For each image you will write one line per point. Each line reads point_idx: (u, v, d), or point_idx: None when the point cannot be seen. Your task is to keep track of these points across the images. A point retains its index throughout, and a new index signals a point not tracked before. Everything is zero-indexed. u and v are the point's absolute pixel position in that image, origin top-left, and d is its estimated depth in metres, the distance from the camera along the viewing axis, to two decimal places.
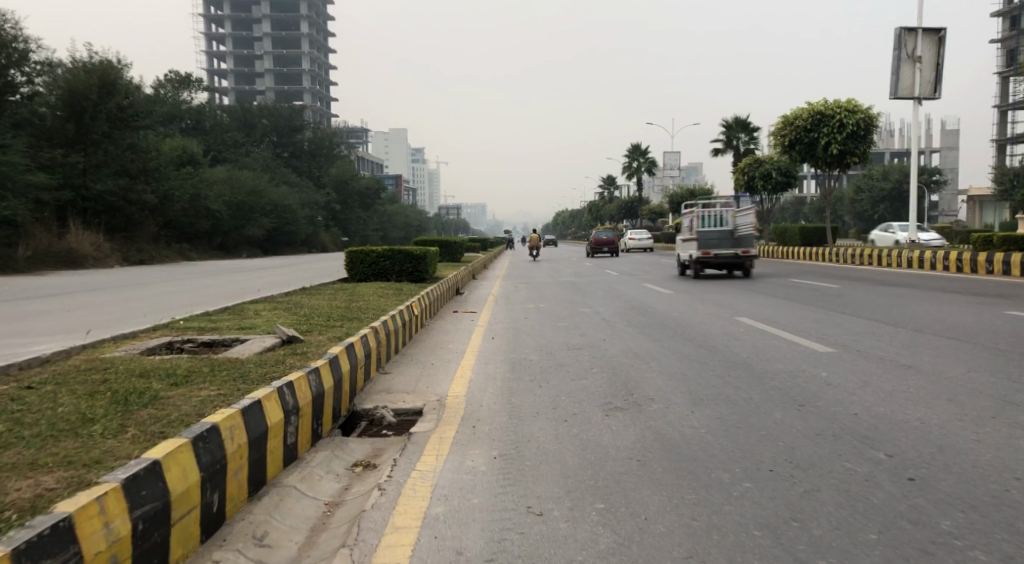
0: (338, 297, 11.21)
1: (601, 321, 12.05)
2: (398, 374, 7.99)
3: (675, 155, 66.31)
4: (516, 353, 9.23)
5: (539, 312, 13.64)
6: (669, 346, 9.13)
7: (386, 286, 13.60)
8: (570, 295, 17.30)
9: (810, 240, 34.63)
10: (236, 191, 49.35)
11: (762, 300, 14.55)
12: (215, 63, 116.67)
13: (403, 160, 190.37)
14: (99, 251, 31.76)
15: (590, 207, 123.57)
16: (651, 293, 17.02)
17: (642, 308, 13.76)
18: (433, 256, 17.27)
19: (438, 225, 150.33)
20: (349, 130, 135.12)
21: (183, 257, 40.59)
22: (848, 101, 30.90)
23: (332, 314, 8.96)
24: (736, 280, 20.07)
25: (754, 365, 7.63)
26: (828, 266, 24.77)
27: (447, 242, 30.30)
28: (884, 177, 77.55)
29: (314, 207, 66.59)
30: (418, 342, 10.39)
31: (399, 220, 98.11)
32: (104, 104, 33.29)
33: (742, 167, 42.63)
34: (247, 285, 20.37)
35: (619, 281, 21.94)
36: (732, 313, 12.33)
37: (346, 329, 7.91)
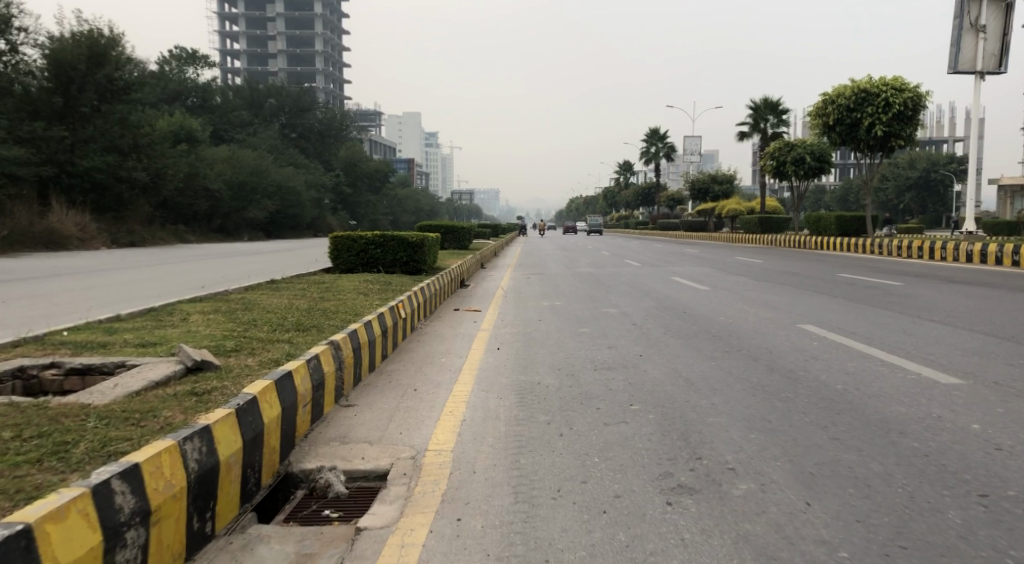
0: (306, 294, 9.04)
1: (632, 327, 9.76)
2: (364, 409, 5.83)
3: (695, 139, 63.54)
4: (525, 375, 7.03)
5: (556, 313, 11.42)
6: (728, 370, 6.86)
7: (373, 279, 11.44)
8: (590, 289, 15.03)
9: (847, 230, 32.08)
10: (238, 171, 47.25)
11: (820, 301, 12.22)
12: (227, 44, 114.66)
13: (416, 145, 187.79)
14: (85, 232, 29.87)
15: (605, 195, 120.78)
16: (685, 289, 14.66)
17: (679, 308, 11.48)
18: (433, 243, 15.09)
19: (451, 209, 147.73)
20: (362, 114, 133.38)
21: (179, 239, 38.68)
22: (894, 77, 28.31)
23: (282, 321, 6.80)
24: (778, 274, 17.70)
25: (864, 406, 5.35)
26: (873, 259, 22.36)
27: (454, 228, 28.16)
28: (911, 165, 74.56)
29: (323, 189, 64.30)
30: (403, 353, 8.25)
31: (410, 204, 96.00)
32: (93, 75, 31.31)
33: (771, 152, 39.96)
34: (229, 272, 18.34)
35: (643, 273, 19.63)
36: (792, 319, 10.02)
37: (290, 346, 5.75)
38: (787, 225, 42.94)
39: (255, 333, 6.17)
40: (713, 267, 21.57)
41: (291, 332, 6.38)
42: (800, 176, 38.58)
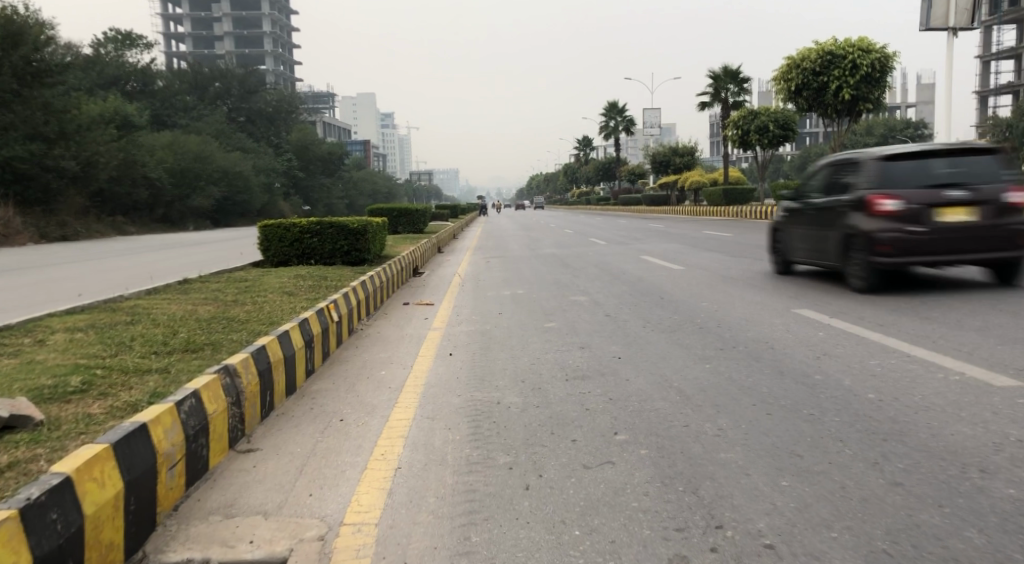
0: (218, 297, 7.48)
1: (606, 319, 8.53)
2: (269, 458, 4.39)
3: (656, 112, 62.60)
4: (483, 391, 5.72)
5: (519, 304, 10.14)
6: (729, 376, 5.67)
7: (307, 273, 9.90)
8: (555, 274, 13.75)
9: None
10: (180, 157, 44.60)
11: (809, 279, 11.21)
12: (171, 27, 108.41)
13: (372, 128, 183.38)
14: (10, 228, 26.96)
15: (566, 171, 119.33)
16: (658, 270, 13.49)
17: (656, 294, 10.29)
18: (379, 228, 13.60)
19: (409, 191, 144.74)
20: (315, 97, 129.22)
21: (117, 231, 35.90)
22: (860, 39, 27.69)
23: (166, 340, 5.22)
24: (752, 249, 16.77)
25: (913, 427, 4.18)
26: None
27: (407, 210, 26.50)
28: (868, 132, 74.99)
29: (273, 174, 61.57)
30: (336, 365, 6.83)
31: (366, 188, 93.14)
32: (9, 56, 28.35)
33: (734, 121, 39.07)
34: (158, 269, 16.38)
35: (611, 252, 18.42)
36: (786, 304, 8.92)
37: (160, 380, 4.21)
38: (752, 196, 42.39)
39: (120, 360, 4.58)
40: (682, 243, 20.57)
41: (172, 356, 4.83)
42: (765, 145, 37.93)
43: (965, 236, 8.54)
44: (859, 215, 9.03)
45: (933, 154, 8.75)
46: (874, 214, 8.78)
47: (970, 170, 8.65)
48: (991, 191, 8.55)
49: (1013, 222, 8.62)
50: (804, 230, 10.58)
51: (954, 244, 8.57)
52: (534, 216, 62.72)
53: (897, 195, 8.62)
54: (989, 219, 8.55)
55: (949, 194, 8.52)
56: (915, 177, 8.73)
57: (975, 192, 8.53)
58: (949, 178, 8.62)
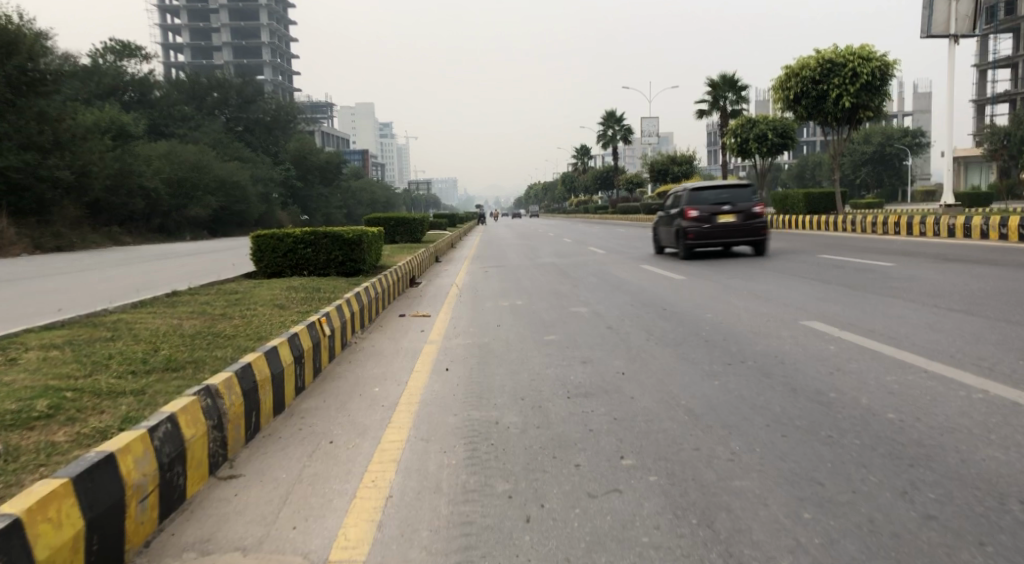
0: (205, 311, 7.20)
1: (608, 331, 8.28)
2: (251, 485, 4.07)
3: (654, 120, 62.54)
4: (481, 410, 5.46)
5: (518, 316, 9.88)
6: (739, 394, 5.43)
7: (299, 285, 9.61)
8: (554, 284, 13.51)
9: (817, 207, 31.30)
10: (177, 166, 44.37)
11: (814, 290, 10.99)
12: (169, 37, 108.37)
13: (370, 137, 183.40)
14: (3, 238, 26.59)
15: (564, 180, 119.26)
16: (659, 280, 13.25)
17: (658, 304, 10.05)
18: (375, 238, 13.34)
19: (407, 199, 144.59)
20: (313, 106, 129.26)
21: (113, 241, 35.57)
22: (860, 47, 27.57)
23: (145, 358, 4.92)
24: (751, 257, 16.63)
25: (940, 451, 3.93)
26: (850, 237, 21.50)
27: (404, 219, 26.24)
28: (866, 140, 75.01)
29: (271, 184, 61.35)
30: (327, 382, 6.54)
31: (364, 197, 92.92)
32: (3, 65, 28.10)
33: (733, 129, 38.93)
34: (150, 279, 16.07)
35: (612, 261, 18.17)
36: (794, 316, 8.69)
37: (133, 402, 3.90)
38: None
39: (93, 381, 4.28)
40: None
41: (150, 375, 4.54)
42: (764, 154, 37.77)
43: (731, 231, 15.80)
44: (681, 220, 16.33)
45: (719, 187, 16.03)
46: (686, 218, 16.11)
47: (736, 196, 15.90)
48: (745, 206, 15.81)
49: (755, 223, 16.00)
50: (664, 229, 17.82)
51: (726, 235, 15.91)
52: (533, 224, 62.49)
53: (697, 208, 15.88)
54: (744, 221, 15.89)
55: (724, 207, 15.72)
56: (709, 197, 15.99)
57: (736, 207, 15.79)
58: (725, 201, 15.83)
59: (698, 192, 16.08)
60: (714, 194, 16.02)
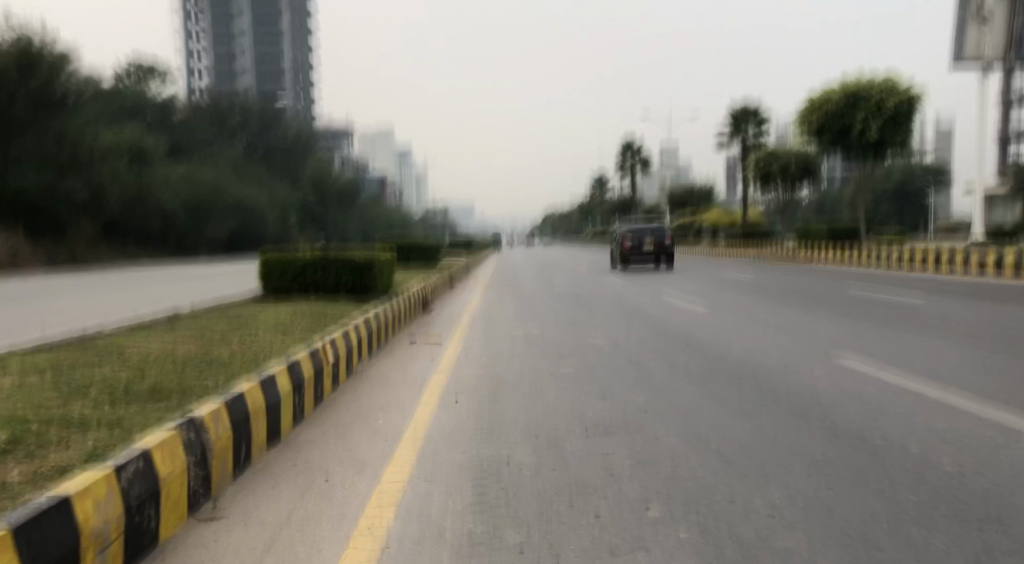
0: (204, 334, 6.85)
1: (628, 363, 7.87)
2: (232, 529, 3.65)
3: (672, 151, 62.40)
4: (493, 447, 5.03)
5: (534, 344, 9.49)
6: (774, 437, 5.00)
7: (306, 308, 9.28)
8: (571, 312, 13.12)
9: (839, 240, 30.76)
10: (196, 187, 44.67)
11: (843, 326, 10.51)
12: (196, 61, 110.33)
13: (389, 163, 185.19)
14: (20, 256, 26.59)
15: (581, 209, 119.27)
16: (680, 311, 12.83)
17: (680, 337, 9.62)
18: (388, 262, 13.03)
19: (423, 225, 145.09)
20: (335, 131, 131.05)
21: (129, 260, 35.63)
22: (885, 79, 27.20)
23: (128, 385, 4.57)
24: (776, 291, 16.13)
25: (1011, 513, 3.47)
26: (875, 272, 20.95)
27: (419, 244, 26.00)
28: (887, 175, 74.34)
29: (289, 206, 61.68)
30: (329, 412, 6.14)
31: (381, 221, 93.34)
32: (27, 84, 28.44)
33: (754, 161, 38.58)
34: (160, 299, 15.84)
35: (630, 291, 17.76)
36: (825, 352, 8.24)
37: (105, 436, 3.54)
38: (771, 237, 41.72)
39: (65, 411, 3.92)
40: (702, 281, 19.99)
41: (130, 405, 4.18)
42: (785, 186, 37.32)
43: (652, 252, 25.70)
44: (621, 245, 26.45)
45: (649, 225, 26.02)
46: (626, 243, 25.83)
47: (655, 232, 25.88)
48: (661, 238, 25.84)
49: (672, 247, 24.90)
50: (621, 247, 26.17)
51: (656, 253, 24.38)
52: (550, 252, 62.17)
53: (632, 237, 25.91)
54: (661, 247, 25.82)
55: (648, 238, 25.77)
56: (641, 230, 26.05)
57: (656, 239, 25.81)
58: (648, 235, 25.81)
59: (634, 228, 26.00)
60: (643, 229, 26.01)
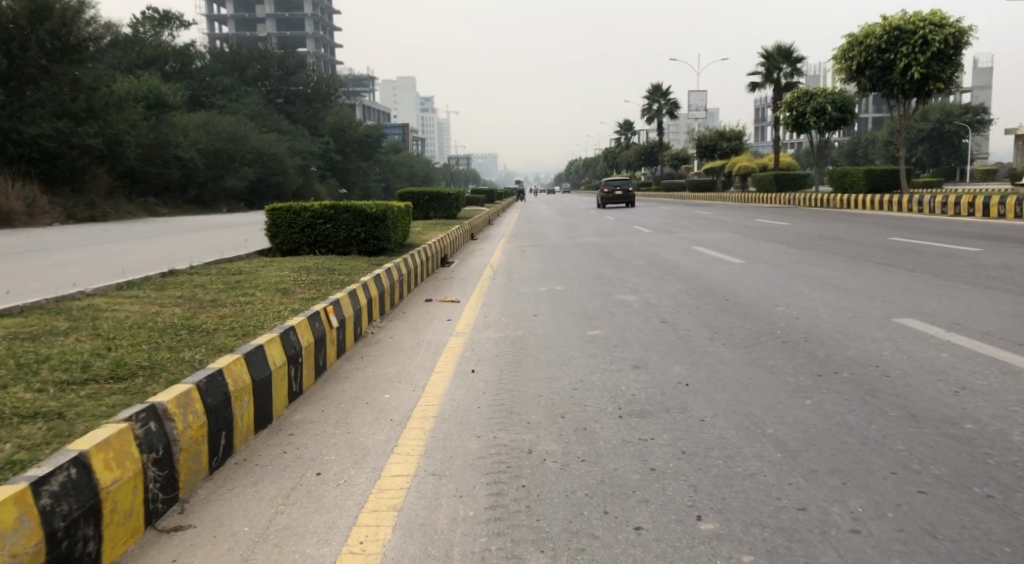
0: (195, 296, 6.21)
1: (663, 326, 7.12)
2: (198, 543, 3.02)
3: (701, 94, 60.06)
4: (513, 432, 4.35)
5: (559, 303, 8.76)
6: (842, 420, 4.26)
7: (313, 265, 8.61)
8: (597, 266, 12.33)
9: (878, 185, 29.27)
10: (214, 137, 44.01)
11: (897, 279, 9.59)
12: (215, 8, 108.29)
13: (411, 111, 182.69)
14: (37, 208, 26.32)
15: (606, 155, 116.92)
16: (714, 263, 11.99)
17: (717, 294, 8.82)
18: (404, 213, 12.29)
19: (446, 174, 143.34)
20: (356, 79, 128.97)
21: (148, 212, 35.35)
22: (931, 12, 25.29)
23: (89, 361, 3.93)
24: (817, 240, 15.13)
25: None
26: (919, 219, 19.74)
27: (439, 194, 25.22)
28: (924, 117, 71.20)
29: (310, 156, 60.92)
30: (331, 385, 5.50)
31: (403, 171, 92.28)
32: (36, 30, 27.70)
33: (787, 103, 36.77)
34: (172, 252, 15.32)
35: (660, 241, 16.87)
36: (884, 311, 7.39)
37: (37, 436, 2.89)
38: (804, 183, 40.07)
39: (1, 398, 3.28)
40: (735, 231, 19.00)
41: (84, 388, 3.53)
42: (821, 128, 35.55)
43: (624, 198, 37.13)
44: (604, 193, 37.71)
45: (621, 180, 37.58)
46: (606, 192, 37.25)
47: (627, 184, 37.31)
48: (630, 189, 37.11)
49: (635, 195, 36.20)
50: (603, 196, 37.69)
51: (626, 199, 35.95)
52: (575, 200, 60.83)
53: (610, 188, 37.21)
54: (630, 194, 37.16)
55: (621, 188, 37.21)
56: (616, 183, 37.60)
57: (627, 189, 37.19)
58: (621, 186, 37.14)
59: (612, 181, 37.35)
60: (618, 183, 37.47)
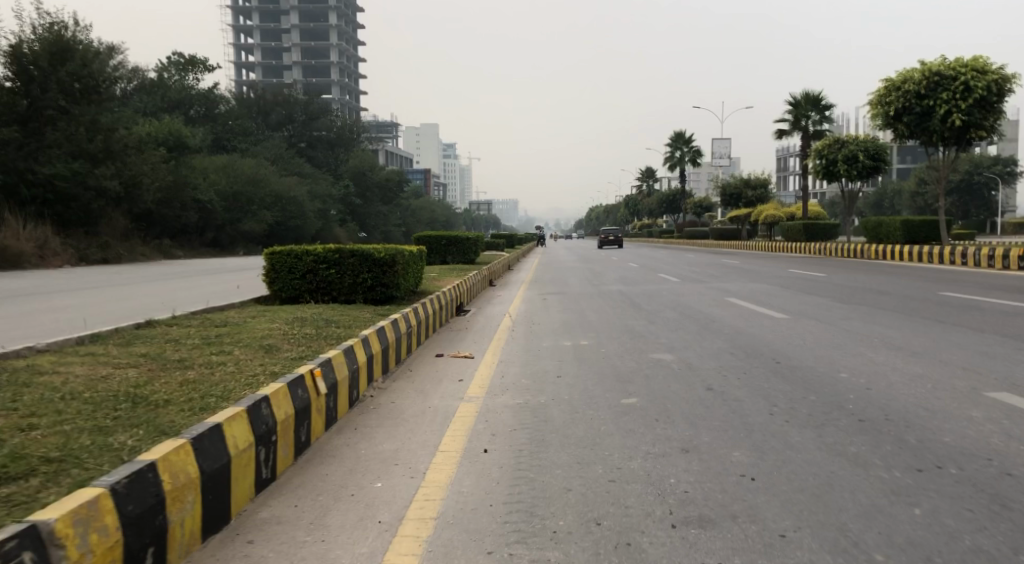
0: (163, 355, 5.33)
1: (708, 395, 6.09)
2: None
3: (725, 142, 59.56)
4: (534, 549, 3.32)
5: (586, 362, 7.75)
6: (978, 545, 3.16)
7: (310, 316, 7.72)
8: (626, 319, 11.31)
9: (915, 236, 28.11)
10: (234, 179, 44.08)
11: (969, 341, 8.46)
12: (243, 56, 110.84)
13: (434, 157, 184.89)
14: (48, 249, 26.01)
15: (627, 202, 116.59)
16: (754, 318, 10.94)
17: (766, 355, 7.78)
18: (417, 257, 11.46)
19: (467, 219, 143.38)
20: (380, 126, 131.20)
21: (163, 254, 35.09)
22: (973, 58, 24.50)
23: None
24: (862, 294, 14.05)
25: None
26: (967, 272, 18.52)
27: (457, 238, 24.48)
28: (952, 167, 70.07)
29: (331, 200, 61.06)
30: (313, 469, 4.52)
31: (423, 215, 92.42)
32: (57, 71, 27.92)
33: (818, 150, 35.86)
34: (173, 296, 14.55)
35: (690, 291, 15.84)
36: (970, 381, 6.28)
37: None
38: (835, 232, 38.91)
39: None
40: (769, 281, 17.93)
41: None
42: (853, 177, 34.54)
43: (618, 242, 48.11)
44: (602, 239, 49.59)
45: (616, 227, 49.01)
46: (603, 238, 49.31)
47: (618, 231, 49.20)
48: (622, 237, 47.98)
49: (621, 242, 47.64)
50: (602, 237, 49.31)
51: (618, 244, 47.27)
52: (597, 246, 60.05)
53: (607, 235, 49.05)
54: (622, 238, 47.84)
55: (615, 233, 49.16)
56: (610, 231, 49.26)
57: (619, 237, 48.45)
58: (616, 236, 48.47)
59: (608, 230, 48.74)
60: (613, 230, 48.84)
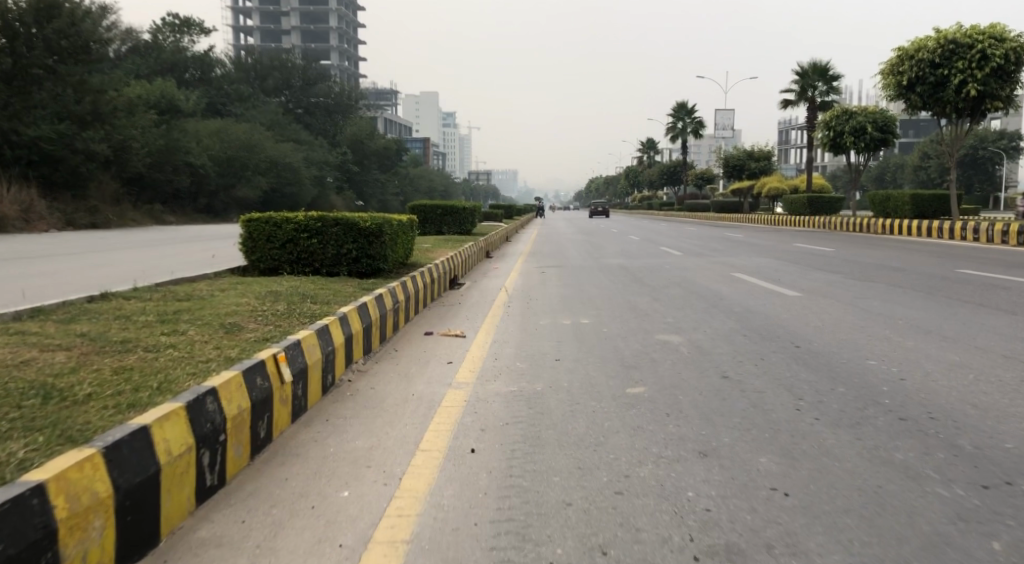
0: (103, 335, 4.65)
1: (725, 386, 5.43)
2: None
3: (729, 113, 58.43)
4: None
5: (587, 343, 7.10)
6: None
7: (285, 290, 7.04)
8: (629, 295, 10.63)
9: (923, 210, 27.39)
10: (227, 144, 43.08)
11: (1001, 323, 7.83)
12: (240, 19, 108.40)
13: (433, 126, 182.52)
14: (33, 213, 25.22)
15: (627, 174, 115.34)
16: (765, 295, 10.29)
17: (784, 338, 7.12)
18: (407, 226, 10.74)
19: (466, 189, 141.81)
20: (379, 93, 128.97)
21: (154, 220, 34.31)
22: (991, 25, 23.54)
23: None
24: (875, 270, 13.38)
25: None
26: (981, 248, 17.85)
27: (453, 208, 23.71)
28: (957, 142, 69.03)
29: (327, 167, 60.02)
30: (269, 472, 3.86)
31: (421, 185, 91.24)
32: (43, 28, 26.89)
33: (824, 121, 34.91)
34: (152, 265, 13.80)
35: (694, 266, 15.18)
36: (1016, 372, 5.63)
37: None
38: (839, 206, 38.13)
39: None
40: (775, 256, 17.26)
41: None
42: (860, 149, 33.68)
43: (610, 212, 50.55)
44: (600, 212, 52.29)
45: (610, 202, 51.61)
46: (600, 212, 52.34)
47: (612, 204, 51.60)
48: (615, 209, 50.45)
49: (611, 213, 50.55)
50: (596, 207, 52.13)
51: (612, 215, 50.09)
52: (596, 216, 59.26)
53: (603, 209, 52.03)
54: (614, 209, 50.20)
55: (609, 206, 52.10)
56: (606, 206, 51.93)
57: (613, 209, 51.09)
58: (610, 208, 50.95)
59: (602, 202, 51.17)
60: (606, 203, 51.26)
